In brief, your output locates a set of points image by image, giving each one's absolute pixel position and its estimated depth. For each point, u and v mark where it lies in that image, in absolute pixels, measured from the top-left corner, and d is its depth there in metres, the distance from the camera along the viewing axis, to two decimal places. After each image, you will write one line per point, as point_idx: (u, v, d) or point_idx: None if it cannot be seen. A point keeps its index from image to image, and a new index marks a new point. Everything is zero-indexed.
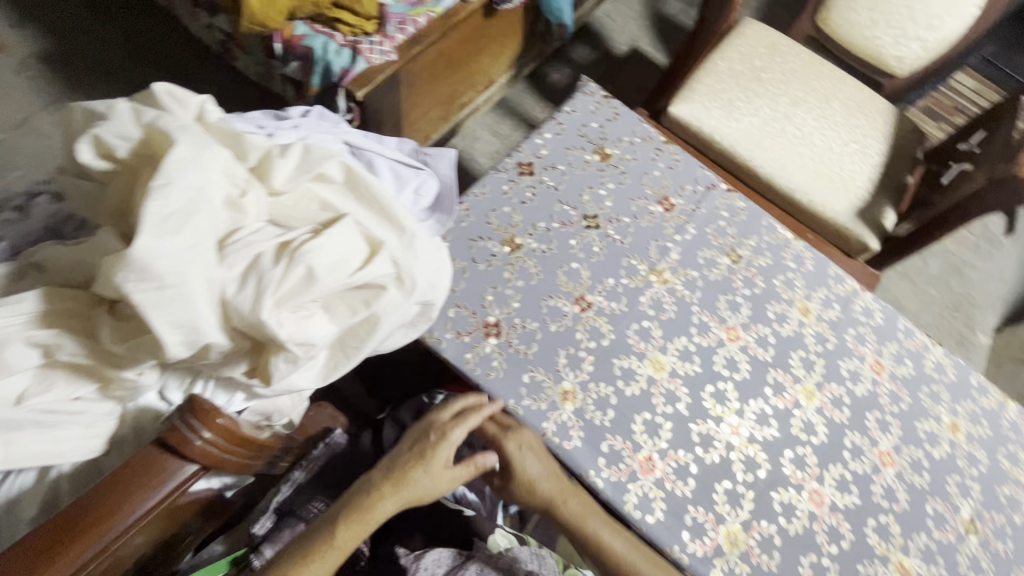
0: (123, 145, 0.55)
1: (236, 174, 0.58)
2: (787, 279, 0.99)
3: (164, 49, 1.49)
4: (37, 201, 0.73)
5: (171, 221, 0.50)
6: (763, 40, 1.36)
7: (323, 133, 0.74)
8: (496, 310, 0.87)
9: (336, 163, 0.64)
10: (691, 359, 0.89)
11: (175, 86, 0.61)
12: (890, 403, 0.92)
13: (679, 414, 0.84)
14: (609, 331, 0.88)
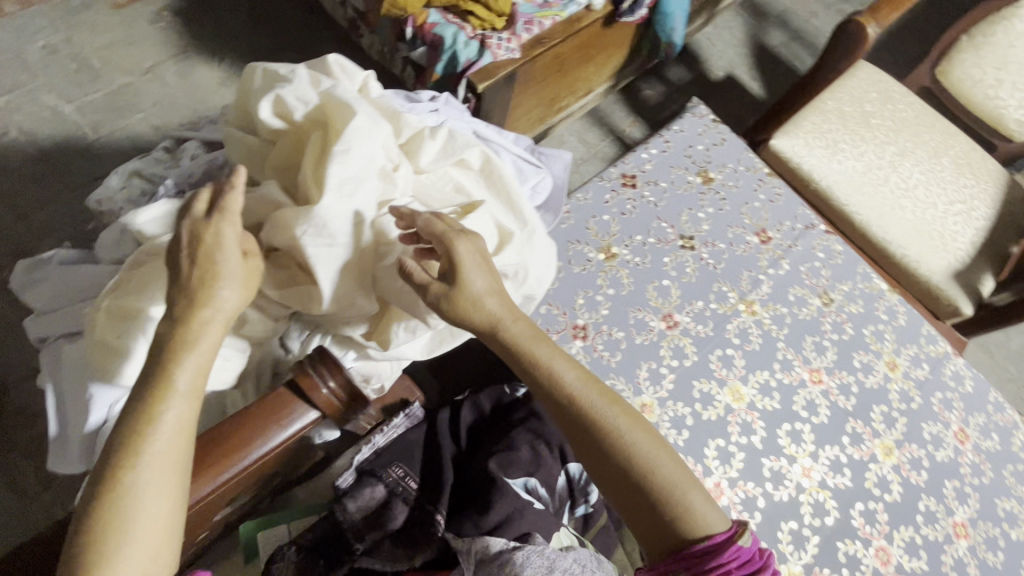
0: (300, 108, 0.60)
1: (392, 148, 0.62)
2: (877, 330, 0.97)
3: (285, 18, 1.57)
4: (189, 147, 0.79)
5: (349, 184, 0.57)
6: (876, 85, 1.33)
7: (459, 119, 0.77)
8: (585, 313, 0.88)
9: (477, 151, 0.67)
10: (771, 394, 0.88)
11: (345, 58, 0.65)
12: (970, 474, 0.89)
13: (753, 446, 0.84)
14: (693, 353, 0.89)
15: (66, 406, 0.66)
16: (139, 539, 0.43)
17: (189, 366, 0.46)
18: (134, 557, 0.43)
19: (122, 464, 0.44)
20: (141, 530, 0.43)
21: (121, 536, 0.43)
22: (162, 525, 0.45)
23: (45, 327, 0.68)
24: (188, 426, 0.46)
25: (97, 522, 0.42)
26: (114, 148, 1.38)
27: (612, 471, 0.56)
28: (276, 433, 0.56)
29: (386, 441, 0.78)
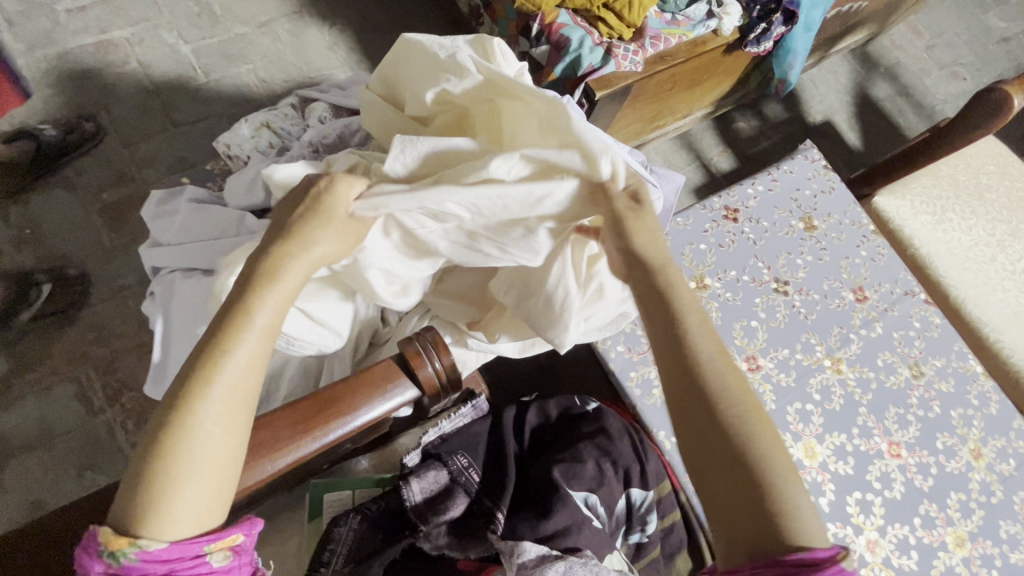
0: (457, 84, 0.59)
1: None
2: (965, 414, 0.92)
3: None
4: (319, 109, 0.81)
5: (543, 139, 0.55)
6: (996, 158, 1.25)
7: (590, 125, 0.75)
8: None
9: (613, 167, 0.67)
10: (845, 458, 0.85)
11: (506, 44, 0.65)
12: None
13: (820, 508, 0.81)
14: (771, 400, 0.86)
15: (172, 339, 0.68)
16: (198, 471, 0.43)
17: (272, 301, 0.49)
18: (193, 489, 0.43)
19: (194, 389, 0.44)
20: (205, 464, 0.43)
21: (182, 462, 0.42)
22: (223, 464, 0.44)
23: (168, 258, 0.71)
24: (260, 362, 0.47)
25: (161, 447, 0.42)
26: (221, 93, 1.43)
27: (712, 443, 0.48)
28: (377, 399, 0.57)
29: (452, 428, 0.78)
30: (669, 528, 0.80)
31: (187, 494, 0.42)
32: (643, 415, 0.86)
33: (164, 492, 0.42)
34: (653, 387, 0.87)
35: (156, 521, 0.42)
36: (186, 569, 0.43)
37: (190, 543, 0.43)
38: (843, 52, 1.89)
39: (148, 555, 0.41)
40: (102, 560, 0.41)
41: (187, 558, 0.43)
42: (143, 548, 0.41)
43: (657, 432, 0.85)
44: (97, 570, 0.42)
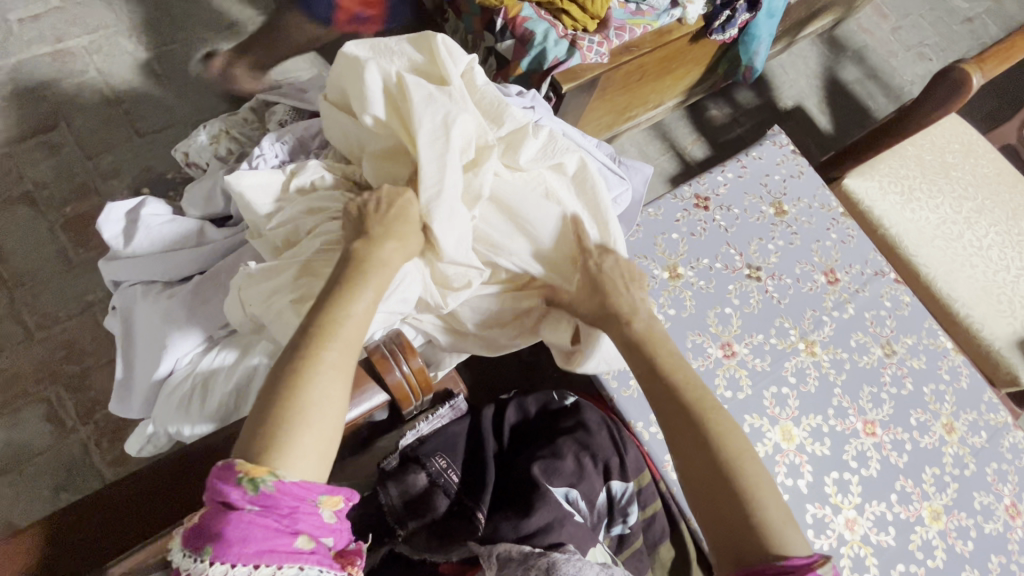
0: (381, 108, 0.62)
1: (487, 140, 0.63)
2: (937, 390, 0.94)
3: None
4: (279, 113, 0.80)
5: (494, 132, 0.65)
6: (960, 136, 1.27)
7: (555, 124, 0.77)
8: None
9: (575, 157, 0.67)
10: (822, 439, 0.86)
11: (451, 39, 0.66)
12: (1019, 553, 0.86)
13: (798, 489, 0.82)
14: (748, 386, 0.87)
15: (136, 354, 0.66)
16: (319, 416, 0.47)
17: (376, 278, 0.56)
18: (318, 431, 0.47)
19: (316, 345, 0.50)
20: (321, 411, 0.47)
21: (313, 408, 0.47)
22: (336, 416, 0.48)
23: (128, 273, 0.69)
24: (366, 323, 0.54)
25: (292, 393, 0.47)
26: (186, 100, 1.40)
27: (698, 458, 0.53)
28: (345, 406, 0.56)
29: (430, 430, 0.76)
30: (650, 519, 0.80)
31: (313, 434, 0.46)
32: (619, 406, 0.86)
33: (292, 429, 0.45)
34: (629, 380, 0.87)
35: (287, 457, 0.44)
36: (306, 520, 0.44)
37: (310, 486, 0.44)
38: (811, 37, 1.91)
39: (284, 485, 0.43)
40: (244, 487, 0.42)
41: (309, 501, 0.44)
42: (280, 478, 0.43)
43: (634, 425, 0.85)
44: (234, 496, 0.42)
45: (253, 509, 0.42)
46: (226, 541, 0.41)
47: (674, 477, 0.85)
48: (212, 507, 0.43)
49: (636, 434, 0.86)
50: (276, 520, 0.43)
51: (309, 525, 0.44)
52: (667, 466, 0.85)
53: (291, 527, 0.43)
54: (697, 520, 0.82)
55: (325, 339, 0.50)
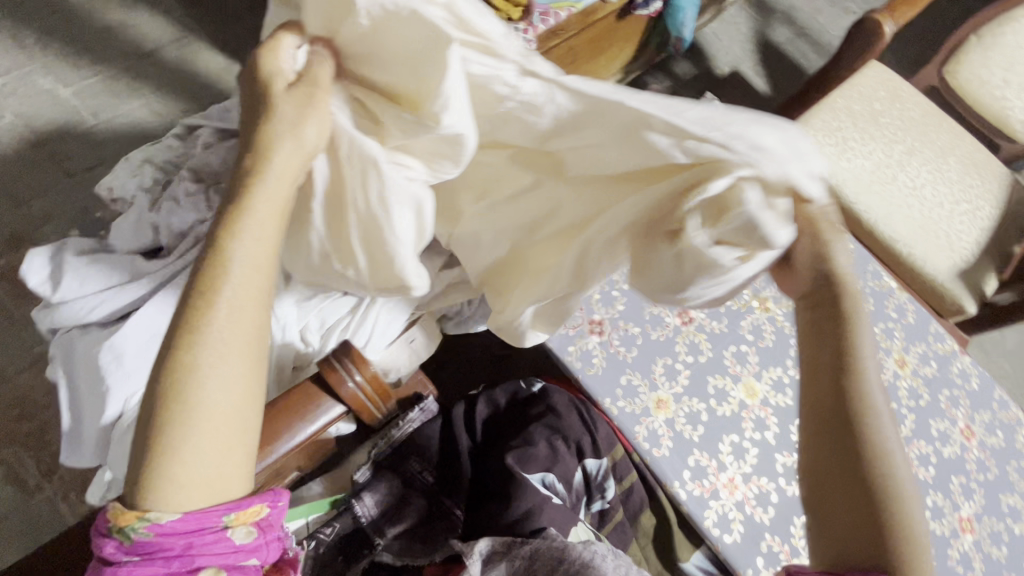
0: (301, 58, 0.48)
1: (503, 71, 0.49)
2: (887, 328, 0.98)
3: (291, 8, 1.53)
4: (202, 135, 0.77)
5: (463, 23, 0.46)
6: (886, 83, 1.32)
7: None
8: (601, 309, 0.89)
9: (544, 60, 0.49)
10: (783, 390, 0.89)
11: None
12: (977, 471, 0.91)
13: (765, 442, 0.85)
14: (707, 349, 0.89)
15: (81, 401, 0.64)
16: (197, 427, 0.42)
17: (254, 225, 0.45)
18: (196, 443, 0.42)
19: (180, 342, 0.42)
20: (200, 425, 0.42)
21: (188, 409, 0.41)
22: (223, 426, 0.43)
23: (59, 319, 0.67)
24: (254, 284, 0.45)
25: (164, 407, 0.41)
26: (114, 134, 1.34)
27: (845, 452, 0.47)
28: (300, 426, 0.55)
29: (400, 436, 0.73)
30: (627, 491, 0.83)
31: (191, 446, 0.41)
32: (585, 386, 0.85)
33: (168, 452, 0.41)
34: (593, 357, 0.86)
35: (157, 489, 0.42)
36: (200, 553, 0.45)
37: (207, 511, 0.44)
38: (738, 2, 1.94)
39: (159, 529, 0.42)
40: (112, 543, 0.43)
41: (204, 533, 0.45)
42: (144, 527, 0.42)
43: (602, 402, 0.84)
44: (109, 549, 0.44)
45: (128, 562, 0.44)
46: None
47: (647, 447, 0.82)
48: (94, 564, 0.46)
49: (604, 411, 0.84)
50: (164, 563, 0.44)
51: (205, 558, 0.45)
52: (637, 438, 0.82)
53: (187, 564, 0.45)
54: (673, 485, 0.81)
55: (200, 318, 0.42)
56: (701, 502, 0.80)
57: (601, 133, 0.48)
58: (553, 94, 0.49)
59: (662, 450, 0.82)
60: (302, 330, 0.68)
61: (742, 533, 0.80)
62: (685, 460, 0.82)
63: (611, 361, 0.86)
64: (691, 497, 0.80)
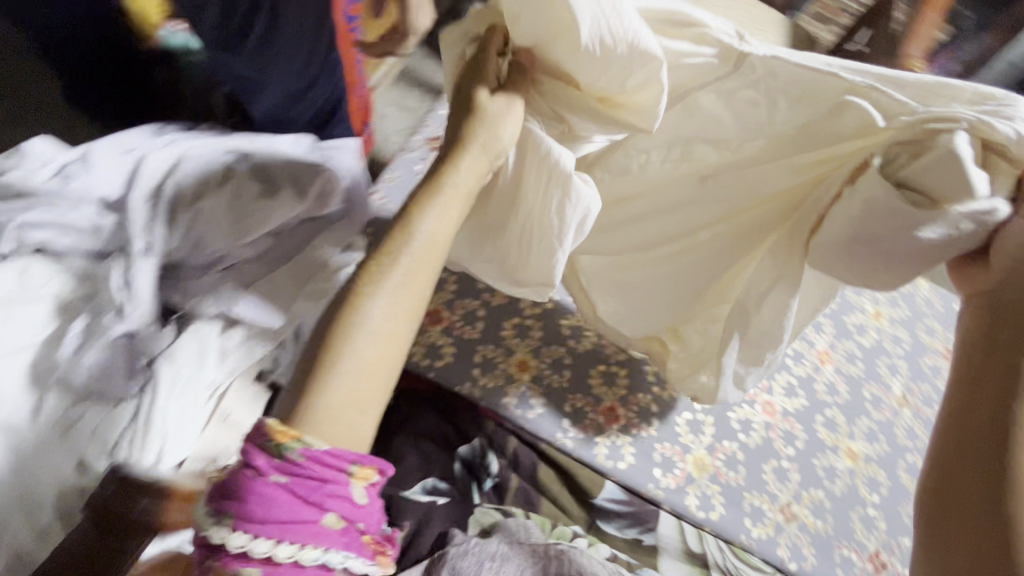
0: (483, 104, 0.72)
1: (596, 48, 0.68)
2: (814, 323, 1.28)
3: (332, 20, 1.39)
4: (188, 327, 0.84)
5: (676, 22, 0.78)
6: None
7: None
8: (614, 457, 1.07)
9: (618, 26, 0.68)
10: (748, 382, 1.18)
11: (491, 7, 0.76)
12: (908, 432, 1.20)
13: (754, 442, 1.12)
14: (711, 417, 1.13)
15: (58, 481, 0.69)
16: (362, 368, 0.56)
17: (441, 201, 0.65)
18: (344, 388, 0.54)
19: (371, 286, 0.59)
20: (367, 348, 0.56)
21: (340, 355, 0.55)
22: (385, 342, 0.58)
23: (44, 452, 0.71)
24: (438, 243, 0.63)
25: (336, 319, 0.57)
26: None
27: (968, 480, 0.58)
28: None
29: None
30: (514, 460, 1.14)
31: (334, 389, 0.54)
32: (624, 478, 1.05)
33: (329, 377, 0.54)
34: (620, 451, 1.07)
35: (313, 428, 0.52)
36: (327, 493, 0.49)
37: (338, 454, 0.51)
38: None
39: (308, 452, 0.49)
40: (269, 458, 0.49)
41: (338, 482, 0.50)
42: (306, 450, 0.49)
43: (648, 488, 1.05)
44: (260, 461, 0.48)
45: (275, 482, 0.48)
46: (249, 516, 0.47)
47: (663, 473, 1.07)
48: (234, 471, 0.49)
49: (619, 472, 1.06)
50: (301, 489, 0.48)
51: (334, 501, 0.49)
52: (650, 490, 1.05)
53: (314, 506, 0.49)
54: (741, 537, 1.03)
55: (385, 268, 0.60)
56: (681, 490, 1.05)
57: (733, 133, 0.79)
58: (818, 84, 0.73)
59: (717, 510, 1.04)
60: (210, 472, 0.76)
61: (726, 504, 1.05)
62: (741, 509, 1.05)
63: (639, 446, 1.08)
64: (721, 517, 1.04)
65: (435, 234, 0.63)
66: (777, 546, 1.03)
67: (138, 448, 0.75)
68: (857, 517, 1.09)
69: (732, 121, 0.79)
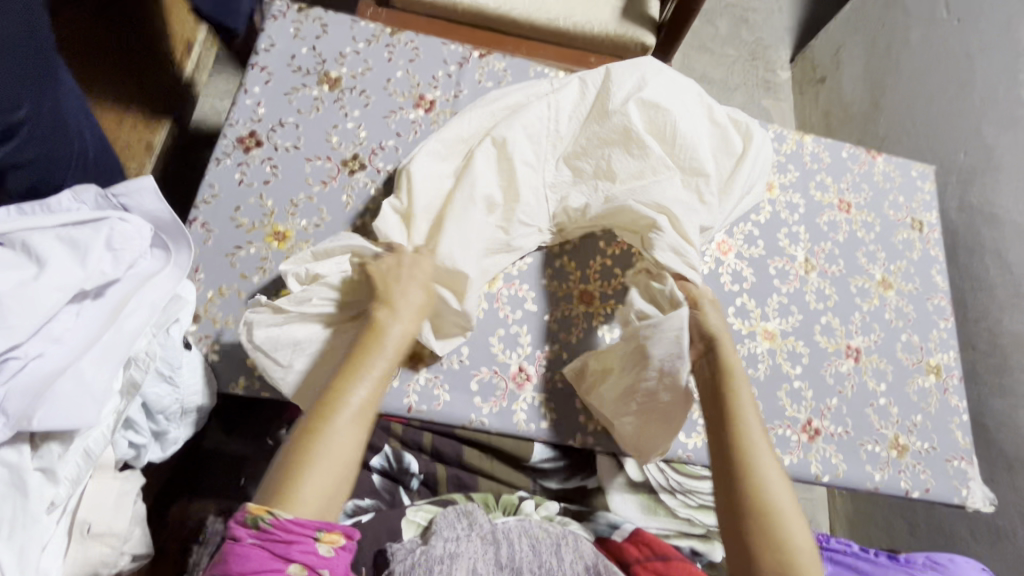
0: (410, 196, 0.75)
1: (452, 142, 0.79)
2: (819, 182, 0.98)
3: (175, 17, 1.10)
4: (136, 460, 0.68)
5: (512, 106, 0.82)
6: None
7: (476, 90, 0.90)
8: (694, 455, 0.78)
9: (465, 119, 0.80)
10: (790, 311, 0.89)
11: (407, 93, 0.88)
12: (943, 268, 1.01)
13: (821, 377, 0.86)
14: (804, 349, 0.87)
15: None
16: (330, 465, 0.51)
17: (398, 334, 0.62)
18: (317, 480, 0.51)
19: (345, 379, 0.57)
20: (331, 458, 0.52)
21: (314, 459, 0.51)
22: (357, 442, 0.54)
23: None
24: (383, 379, 0.59)
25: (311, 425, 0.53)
26: None
27: (735, 491, 0.60)
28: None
29: None
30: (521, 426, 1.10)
31: (314, 476, 0.51)
32: None
33: (302, 471, 0.51)
34: None
35: (292, 497, 0.49)
36: (296, 549, 0.48)
37: (304, 523, 0.49)
38: None
39: (281, 522, 0.48)
40: (246, 526, 0.48)
41: (306, 540, 0.48)
42: (275, 518, 0.48)
43: (775, 472, 0.80)
44: (242, 538, 0.48)
45: (251, 541, 0.48)
46: (231, 567, 0.47)
47: (782, 457, 0.81)
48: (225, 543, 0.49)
49: None
50: (271, 547, 0.48)
51: (302, 554, 0.48)
52: (778, 471, 0.81)
53: (283, 557, 0.47)
54: (873, 485, 0.82)
55: (354, 373, 0.57)
56: (802, 463, 0.81)
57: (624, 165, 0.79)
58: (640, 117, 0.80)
59: (841, 468, 0.82)
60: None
61: (844, 459, 0.83)
62: (861, 458, 0.83)
63: None
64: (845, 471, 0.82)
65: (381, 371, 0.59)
66: (900, 484, 0.83)
67: (9, 568, 0.51)
68: (959, 406, 0.90)
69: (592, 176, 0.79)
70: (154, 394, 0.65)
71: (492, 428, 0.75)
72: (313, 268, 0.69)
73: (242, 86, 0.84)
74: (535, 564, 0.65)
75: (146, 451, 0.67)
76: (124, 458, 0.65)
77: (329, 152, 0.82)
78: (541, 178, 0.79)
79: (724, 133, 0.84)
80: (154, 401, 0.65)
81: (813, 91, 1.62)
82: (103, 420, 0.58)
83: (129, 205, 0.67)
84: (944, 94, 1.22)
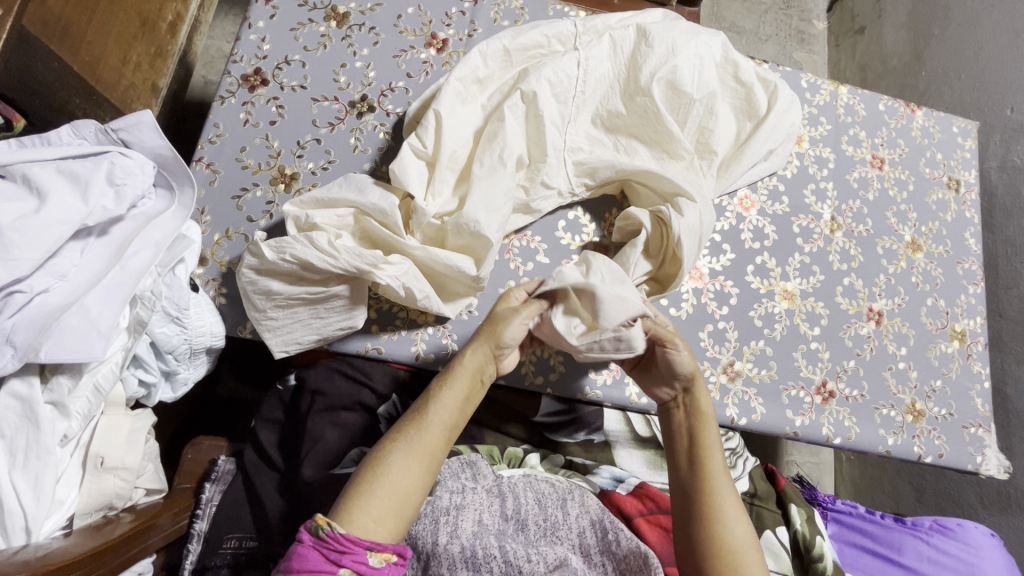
0: (426, 135, 0.70)
1: (473, 89, 0.75)
2: (852, 137, 0.93)
3: None
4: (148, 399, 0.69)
5: (533, 49, 0.77)
6: None
7: (491, 29, 0.85)
8: None
9: (486, 55, 0.75)
10: (812, 271, 0.85)
11: (413, 30, 0.83)
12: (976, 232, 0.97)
13: (840, 340, 0.84)
14: (824, 310, 0.84)
15: None
16: (376, 493, 0.52)
17: (455, 381, 0.60)
18: (373, 505, 0.51)
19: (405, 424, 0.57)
20: (379, 493, 0.52)
21: (363, 491, 0.52)
22: (408, 485, 0.53)
23: None
24: (454, 413, 0.58)
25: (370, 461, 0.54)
26: None
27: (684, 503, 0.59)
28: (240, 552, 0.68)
29: None
30: None
31: (371, 503, 0.51)
32: (762, 432, 0.79)
33: (349, 499, 0.51)
34: (726, 407, 0.78)
35: (352, 514, 0.50)
36: (349, 558, 0.47)
37: (357, 540, 0.48)
38: None
39: (338, 535, 0.48)
40: (309, 530, 0.49)
41: (358, 550, 0.48)
42: (332, 530, 0.48)
43: (785, 432, 0.79)
44: (304, 544, 0.48)
45: (311, 543, 0.48)
46: (290, 567, 0.47)
47: (793, 418, 0.79)
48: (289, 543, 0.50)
49: (740, 426, 0.79)
50: (326, 552, 0.48)
51: (350, 560, 0.47)
52: (790, 432, 0.79)
53: (335, 561, 0.47)
54: (884, 448, 0.81)
55: (411, 419, 0.57)
56: (815, 425, 0.80)
57: (641, 129, 0.77)
58: (672, 66, 0.75)
59: (854, 430, 0.81)
60: (207, 512, 0.72)
61: (857, 421, 0.81)
62: (874, 420, 0.82)
63: (764, 391, 0.80)
64: (857, 434, 0.80)
65: (449, 404, 0.58)
66: (913, 448, 0.82)
67: (24, 496, 0.53)
68: (980, 372, 0.87)
69: (603, 139, 0.78)
70: (162, 333, 0.64)
71: (500, 379, 0.74)
72: (312, 215, 0.67)
73: (246, 20, 0.80)
74: (540, 517, 0.66)
75: (156, 394, 0.68)
76: (135, 396, 0.67)
77: (336, 93, 0.79)
78: (563, 140, 0.75)
79: (749, 92, 0.81)
80: (162, 340, 0.64)
81: (850, 44, 1.53)
82: (110, 356, 0.58)
83: (131, 141, 0.64)
84: (996, 44, 1.13)
